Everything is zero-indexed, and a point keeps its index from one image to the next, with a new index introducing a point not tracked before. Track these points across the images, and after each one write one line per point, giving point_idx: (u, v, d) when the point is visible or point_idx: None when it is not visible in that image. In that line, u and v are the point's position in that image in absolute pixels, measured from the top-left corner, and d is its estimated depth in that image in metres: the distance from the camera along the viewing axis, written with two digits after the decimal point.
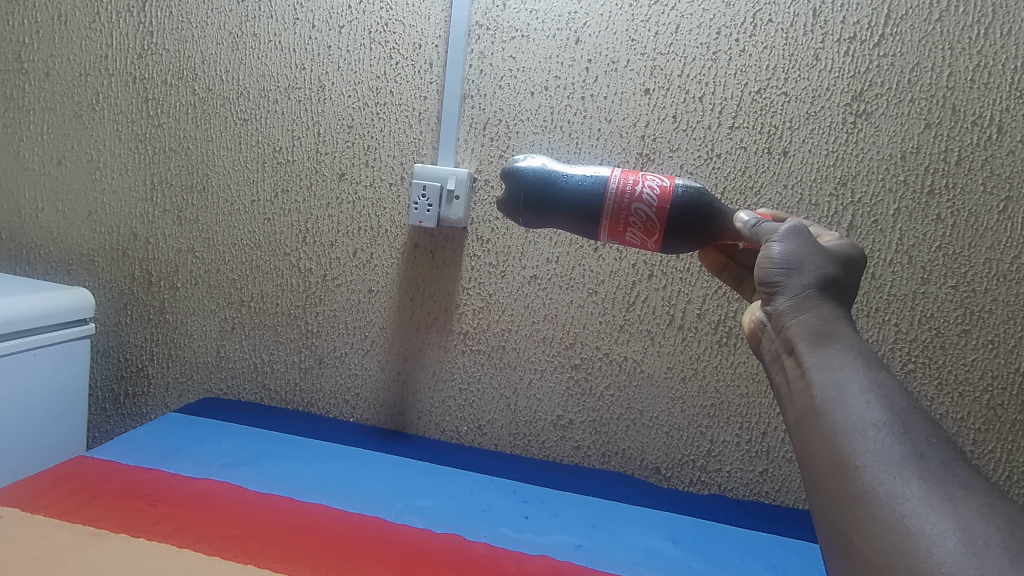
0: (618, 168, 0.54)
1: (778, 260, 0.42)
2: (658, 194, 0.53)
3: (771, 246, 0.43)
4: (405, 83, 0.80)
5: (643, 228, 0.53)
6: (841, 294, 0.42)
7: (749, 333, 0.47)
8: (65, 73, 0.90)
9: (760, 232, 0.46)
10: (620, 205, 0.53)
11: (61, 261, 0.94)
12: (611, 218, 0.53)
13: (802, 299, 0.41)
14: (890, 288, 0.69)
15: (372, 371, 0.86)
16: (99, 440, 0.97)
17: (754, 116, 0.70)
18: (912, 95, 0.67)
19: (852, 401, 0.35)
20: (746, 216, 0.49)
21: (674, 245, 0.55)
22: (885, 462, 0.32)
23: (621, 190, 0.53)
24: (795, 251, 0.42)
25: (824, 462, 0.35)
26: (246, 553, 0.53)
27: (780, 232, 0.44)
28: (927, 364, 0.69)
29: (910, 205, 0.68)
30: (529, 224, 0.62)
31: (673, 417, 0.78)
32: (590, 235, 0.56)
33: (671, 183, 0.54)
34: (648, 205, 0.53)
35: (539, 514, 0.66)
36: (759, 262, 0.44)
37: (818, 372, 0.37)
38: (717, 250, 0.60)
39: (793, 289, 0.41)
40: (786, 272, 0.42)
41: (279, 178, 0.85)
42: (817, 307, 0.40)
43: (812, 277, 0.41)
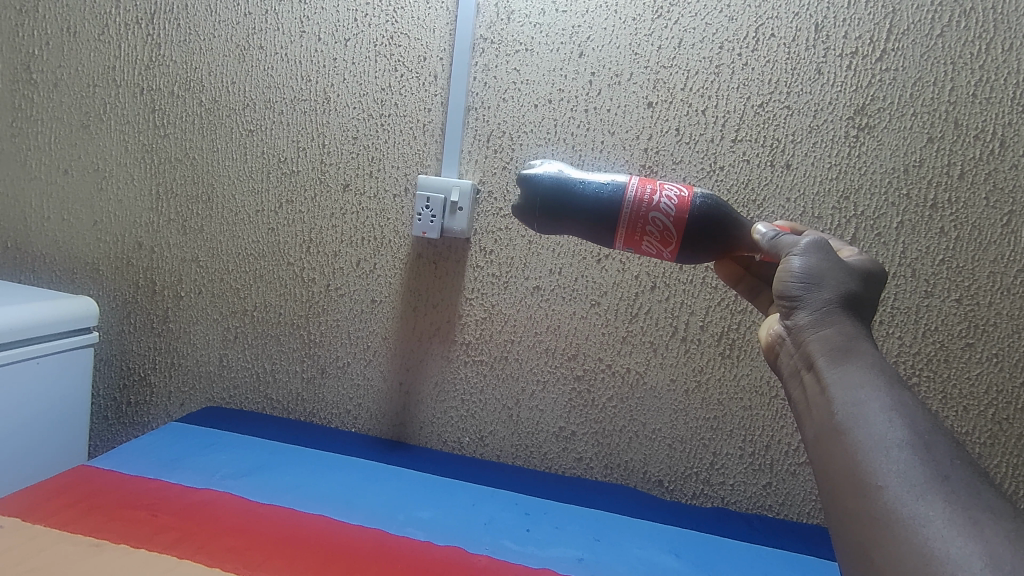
0: (636, 176, 0.54)
1: (798, 274, 0.42)
2: (676, 204, 0.53)
3: (791, 260, 0.43)
4: (410, 95, 0.80)
5: (659, 237, 0.54)
6: (861, 309, 0.41)
7: (767, 345, 0.47)
8: (73, 83, 0.91)
9: (779, 245, 0.46)
10: (637, 214, 0.53)
11: (66, 269, 0.94)
12: (627, 227, 0.53)
13: (823, 315, 0.40)
14: (893, 301, 0.69)
15: (374, 382, 0.86)
16: (100, 449, 0.97)
17: (756, 129, 0.71)
18: (915, 109, 0.67)
19: (873, 419, 0.35)
20: (762, 227, 0.50)
21: (691, 253, 0.56)
22: (907, 481, 0.32)
23: (640, 199, 0.53)
24: (815, 266, 0.42)
25: (845, 481, 0.35)
26: (248, 566, 0.53)
27: (801, 246, 0.44)
28: (932, 377, 0.69)
29: (913, 218, 0.68)
30: (543, 230, 0.62)
31: (677, 430, 0.77)
32: (604, 242, 0.56)
33: (689, 191, 0.54)
34: (665, 215, 0.53)
35: (541, 528, 0.66)
36: (779, 277, 0.44)
37: (839, 390, 0.37)
38: (732, 262, 0.60)
39: (814, 303, 0.41)
40: (807, 287, 0.42)
41: (284, 188, 0.86)
42: (837, 323, 0.40)
43: (832, 292, 0.41)
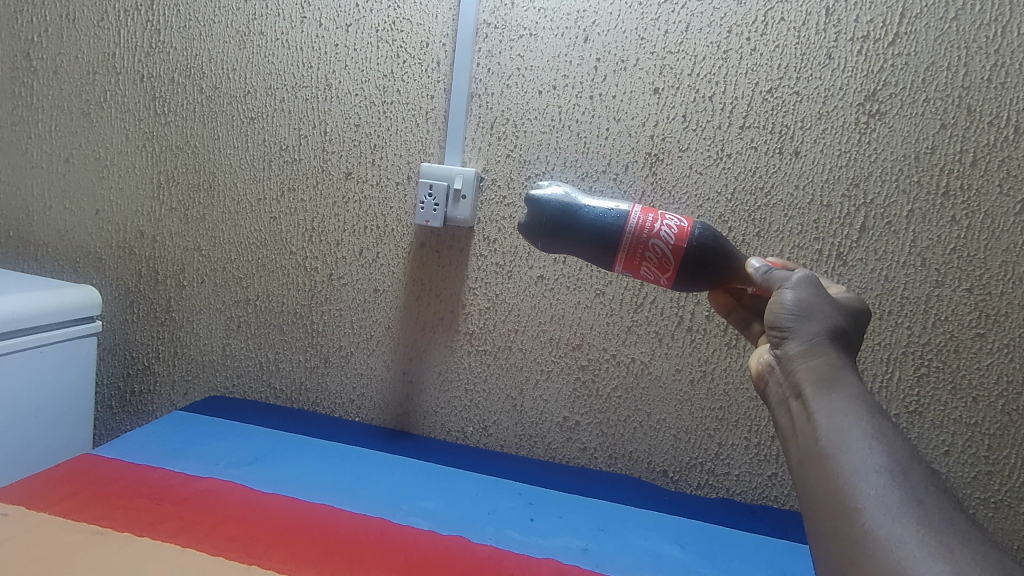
0: (639, 204, 0.54)
1: (790, 306, 0.44)
2: (676, 233, 0.52)
3: (783, 293, 0.45)
4: (412, 81, 0.79)
5: (657, 263, 0.53)
6: (847, 343, 0.43)
7: (758, 374, 0.48)
8: (74, 70, 0.90)
9: (771, 279, 0.47)
10: (636, 240, 0.53)
11: (68, 258, 0.94)
12: (626, 252, 0.53)
13: (812, 346, 0.42)
14: (903, 291, 0.68)
15: (377, 371, 0.86)
16: (105, 437, 0.97)
17: (765, 115, 0.70)
18: (928, 95, 0.66)
19: (855, 445, 0.37)
20: (756, 261, 0.50)
21: (689, 283, 0.55)
22: (885, 505, 0.34)
23: (641, 226, 0.52)
24: (807, 299, 0.44)
25: (826, 501, 0.36)
26: (251, 554, 0.53)
27: (794, 280, 0.45)
28: (941, 368, 0.68)
29: (924, 206, 0.67)
30: (546, 248, 0.61)
31: (682, 420, 0.77)
32: (604, 264, 0.56)
33: (690, 222, 0.54)
34: (664, 243, 0.52)
35: (544, 517, 0.66)
36: (772, 308, 0.45)
37: (825, 417, 0.39)
38: (727, 292, 0.61)
39: (804, 334, 0.43)
40: (798, 319, 0.43)
41: (286, 176, 0.85)
42: (826, 354, 0.42)
43: (821, 325, 0.43)
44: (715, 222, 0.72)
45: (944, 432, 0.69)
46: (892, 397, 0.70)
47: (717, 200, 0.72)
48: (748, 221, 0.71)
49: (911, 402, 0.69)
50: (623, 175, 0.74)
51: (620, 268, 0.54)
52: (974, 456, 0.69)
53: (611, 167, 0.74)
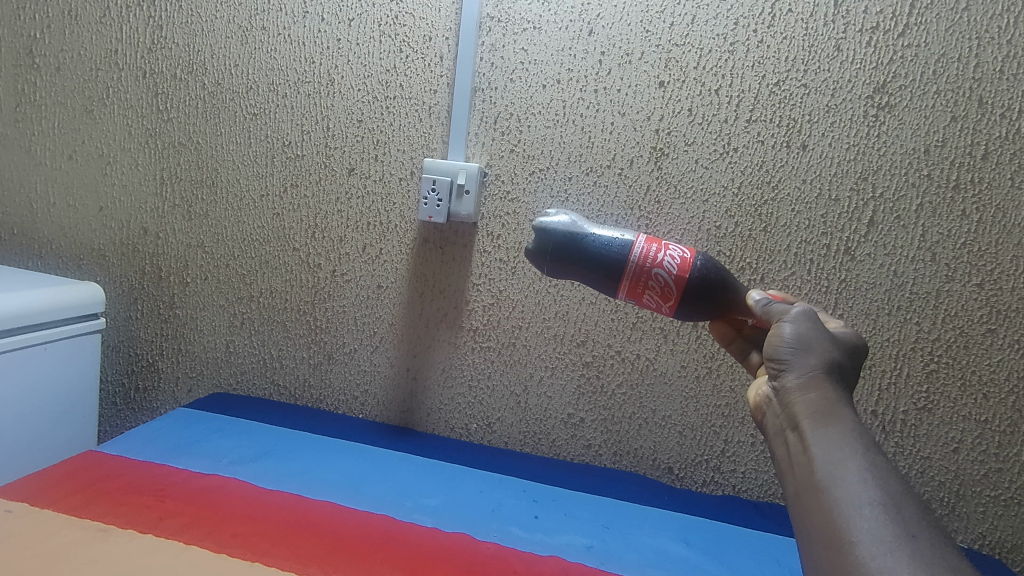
0: (643, 234, 0.54)
1: (787, 338, 0.44)
2: (679, 263, 0.52)
3: (782, 327, 0.45)
4: (415, 76, 0.79)
5: (660, 291, 0.52)
6: (846, 379, 0.43)
7: (757, 407, 0.48)
8: (76, 67, 0.90)
9: (771, 312, 0.48)
10: (640, 268, 0.52)
11: (72, 256, 0.94)
12: (630, 279, 0.53)
13: (809, 378, 0.42)
14: (912, 286, 0.67)
15: (381, 368, 0.85)
16: (109, 434, 0.97)
17: (772, 109, 0.69)
18: (938, 87, 0.65)
19: (849, 478, 0.36)
20: (757, 295, 0.51)
21: (689, 313, 0.54)
22: (877, 537, 0.33)
23: (643, 255, 0.52)
24: (805, 333, 0.44)
25: (820, 534, 0.36)
26: (255, 551, 0.52)
27: (792, 314, 0.46)
28: (951, 364, 0.68)
29: (934, 200, 0.66)
30: (553, 273, 0.60)
31: (687, 417, 0.76)
32: (607, 291, 0.55)
33: (692, 253, 0.54)
34: (668, 272, 0.52)
35: (549, 514, 0.65)
36: (770, 340, 0.46)
37: (821, 449, 0.39)
38: (727, 323, 0.58)
39: (801, 367, 0.43)
40: (796, 352, 0.43)
41: (289, 172, 0.85)
42: (823, 387, 0.41)
43: (819, 358, 0.43)
44: (721, 217, 0.71)
45: (953, 429, 0.68)
46: (900, 394, 0.69)
47: (723, 194, 0.71)
48: (754, 216, 0.70)
49: (919, 399, 0.69)
50: (628, 170, 0.73)
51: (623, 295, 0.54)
52: (984, 453, 0.68)
53: (616, 162, 0.74)
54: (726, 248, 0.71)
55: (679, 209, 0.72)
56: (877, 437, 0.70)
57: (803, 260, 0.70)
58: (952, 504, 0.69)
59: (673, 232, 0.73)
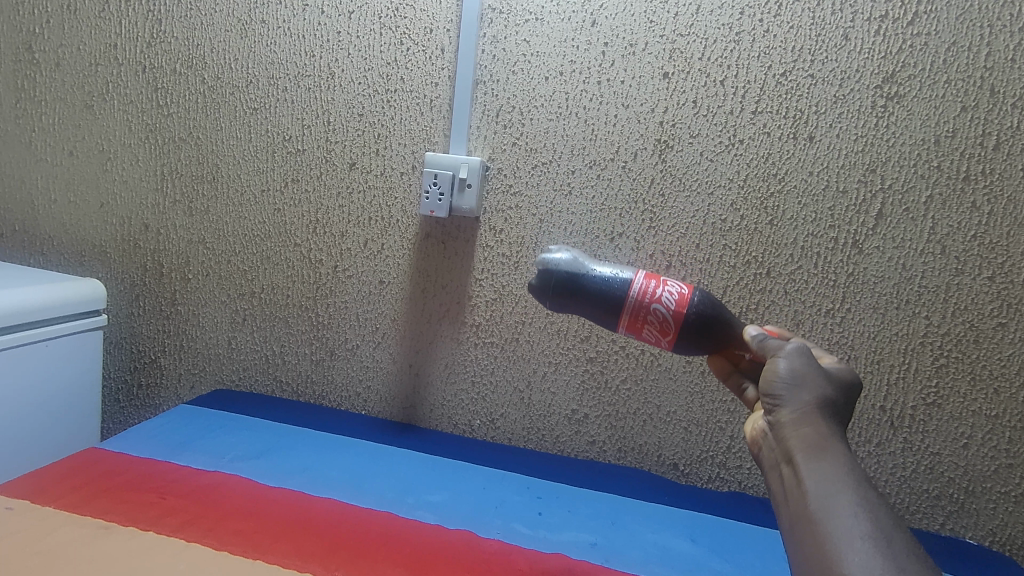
0: (641, 270, 0.54)
1: (782, 374, 0.44)
2: (677, 299, 0.52)
3: (776, 362, 0.45)
4: (416, 69, 0.78)
5: (659, 326, 0.52)
6: (839, 415, 0.43)
7: (753, 439, 0.48)
8: (75, 62, 0.89)
9: (767, 347, 0.47)
10: (639, 303, 0.52)
11: (74, 253, 0.93)
12: (630, 313, 0.52)
13: (803, 413, 0.42)
14: (921, 279, 0.66)
15: (383, 364, 0.85)
16: (112, 431, 0.97)
17: (778, 100, 0.68)
18: (948, 76, 0.64)
19: (842, 511, 0.37)
20: (755, 329, 0.50)
21: (688, 348, 0.54)
22: (868, 569, 0.33)
23: (642, 291, 0.52)
24: (799, 368, 0.44)
25: (812, 566, 0.36)
26: (256, 549, 0.52)
27: (786, 349, 0.46)
28: (960, 358, 0.67)
29: (944, 191, 0.65)
30: (556, 309, 0.60)
31: (692, 413, 0.75)
32: (606, 323, 0.55)
33: (689, 288, 0.54)
34: (666, 307, 0.51)
35: (553, 511, 0.65)
36: (766, 376, 0.46)
37: (814, 483, 0.39)
38: (725, 356, 0.58)
39: (794, 403, 0.43)
40: (790, 387, 0.43)
41: (290, 167, 0.84)
42: (817, 423, 0.42)
43: (813, 394, 0.43)
44: (727, 210, 0.70)
45: (963, 425, 0.67)
46: (909, 389, 0.68)
47: (729, 187, 0.70)
48: (761, 209, 0.69)
49: (928, 394, 0.68)
50: (632, 163, 0.72)
51: (623, 330, 0.53)
52: (994, 449, 0.67)
53: (620, 155, 0.73)
54: (732, 242, 0.71)
55: (684, 202, 0.71)
56: (885, 433, 0.69)
57: (810, 254, 0.69)
58: (961, 500, 0.68)
59: (678, 226, 0.72)
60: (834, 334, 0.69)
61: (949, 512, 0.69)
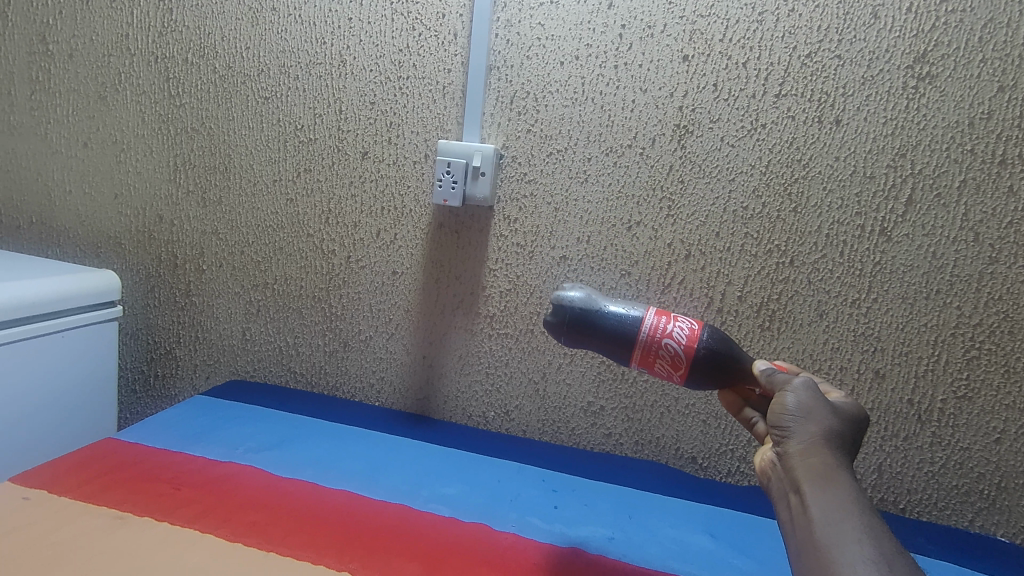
0: (653, 308, 0.55)
1: (790, 407, 0.44)
2: (688, 335, 0.53)
3: (785, 395, 0.45)
4: (428, 55, 0.77)
5: (671, 361, 0.53)
6: (846, 448, 0.43)
7: (758, 469, 0.47)
8: (88, 53, 0.89)
9: (775, 382, 0.48)
10: (650, 339, 0.53)
11: (89, 244, 0.94)
12: (642, 348, 0.53)
13: (810, 445, 0.42)
14: (952, 268, 0.64)
15: (397, 355, 0.84)
16: (130, 421, 0.97)
17: (803, 82, 0.65)
18: (984, 55, 0.61)
19: (848, 542, 0.37)
20: (762, 363, 0.51)
21: (704, 383, 0.54)
22: None
23: (654, 329, 0.53)
24: (807, 401, 0.44)
25: None
26: (271, 540, 0.52)
27: (795, 383, 0.46)
28: (993, 350, 0.64)
29: (978, 176, 0.62)
30: (570, 343, 0.60)
31: (711, 405, 0.74)
32: (620, 359, 0.55)
33: (700, 324, 0.55)
34: (677, 342, 0.53)
35: (568, 505, 0.64)
36: (774, 408, 0.46)
37: (821, 513, 0.39)
38: (736, 392, 0.56)
39: (802, 434, 0.43)
40: (798, 420, 0.44)
41: (302, 157, 0.83)
42: (824, 454, 0.42)
43: (820, 427, 0.43)
44: (748, 197, 0.68)
45: (995, 419, 0.65)
46: (938, 381, 0.66)
47: (751, 173, 0.68)
48: (784, 196, 0.67)
49: (959, 386, 0.65)
50: (650, 149, 0.70)
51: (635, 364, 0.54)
52: None
53: (637, 141, 0.71)
54: (753, 230, 0.68)
55: (704, 189, 0.69)
56: (912, 427, 0.67)
57: (836, 242, 0.66)
58: (993, 496, 0.66)
59: (697, 213, 0.70)
60: (860, 325, 0.67)
61: (979, 509, 0.67)
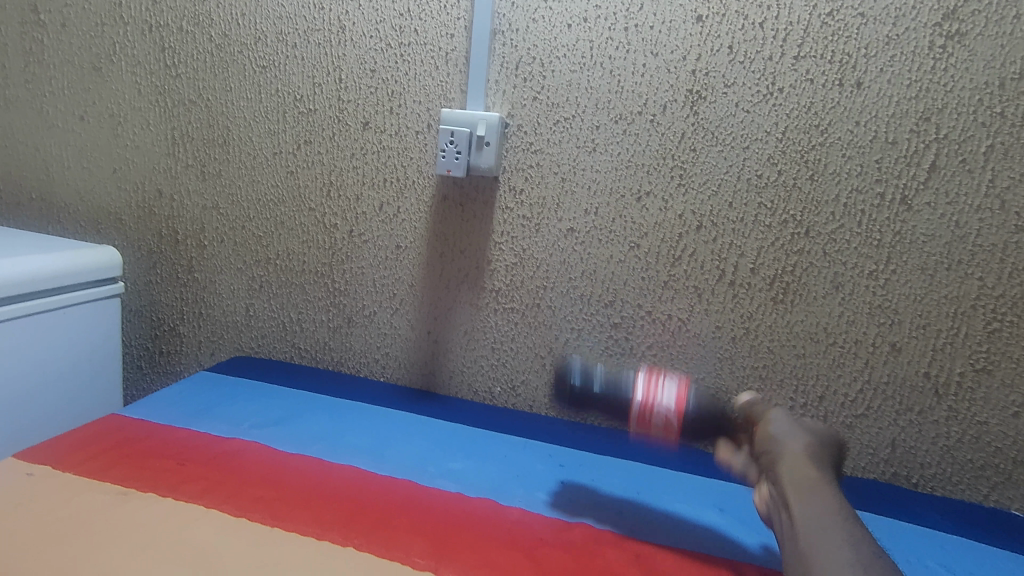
0: (644, 374, 0.64)
1: (775, 435, 0.51)
2: (675, 403, 0.61)
3: (769, 428, 0.53)
4: (431, 20, 0.74)
5: (664, 424, 0.60)
6: (826, 472, 0.48)
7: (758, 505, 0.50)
8: (82, 22, 0.86)
9: (758, 417, 0.56)
10: (644, 404, 0.61)
11: (90, 220, 0.92)
12: (638, 410, 0.61)
13: (795, 463, 0.48)
14: (976, 237, 0.61)
15: (401, 330, 0.83)
16: (136, 398, 0.97)
17: (823, 42, 0.62)
18: (1018, 11, 0.58)
19: (829, 536, 0.40)
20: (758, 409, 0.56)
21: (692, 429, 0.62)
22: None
23: (645, 402, 0.61)
24: (786, 429, 0.52)
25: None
26: (274, 515, 0.51)
27: (771, 416, 0.55)
28: (1016, 323, 0.62)
29: (1006, 140, 0.59)
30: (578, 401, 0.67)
31: (722, 380, 0.71)
32: (622, 415, 0.63)
33: (685, 388, 0.63)
34: (666, 409, 0.60)
35: (577, 480, 0.63)
36: (762, 439, 0.52)
37: (804, 514, 0.43)
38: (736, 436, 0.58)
39: (788, 456, 0.49)
40: (784, 445, 0.50)
41: (302, 128, 0.81)
42: (807, 469, 0.47)
43: (802, 449, 0.49)
44: (763, 164, 0.66)
45: (1016, 392, 0.63)
46: (957, 354, 0.64)
47: (766, 140, 0.65)
48: (800, 163, 0.65)
49: (979, 359, 0.64)
50: (661, 116, 0.68)
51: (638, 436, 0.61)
52: None
53: (648, 108, 0.68)
54: (768, 199, 0.66)
55: (717, 157, 0.67)
56: (927, 400, 0.66)
57: (854, 211, 0.64)
58: (1009, 471, 0.65)
59: (709, 182, 0.67)
60: (876, 297, 0.65)
61: (995, 483, 0.65)
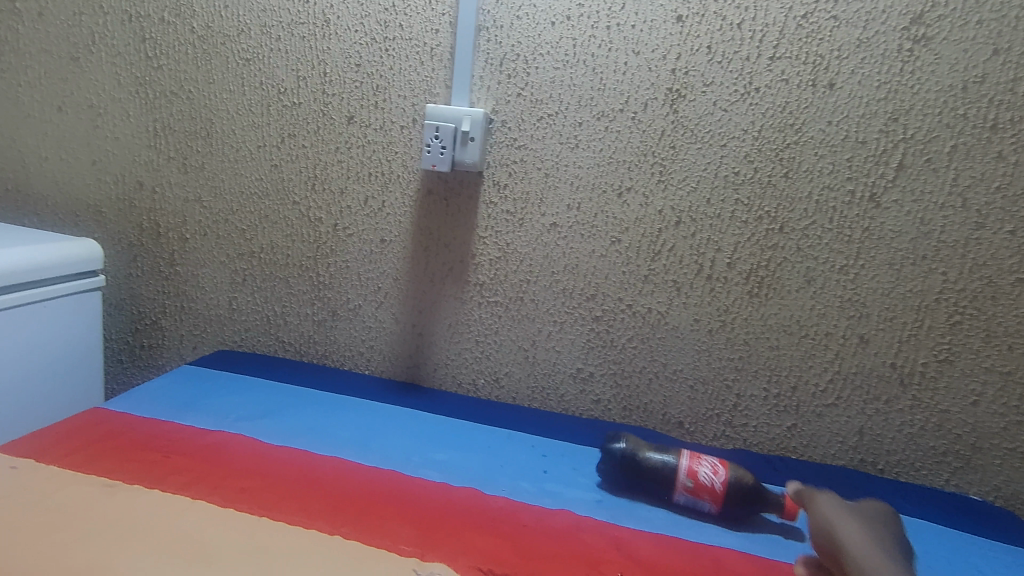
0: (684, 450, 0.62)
1: (825, 521, 0.51)
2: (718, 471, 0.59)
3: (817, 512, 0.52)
4: (416, 15, 0.74)
5: (709, 485, 0.58)
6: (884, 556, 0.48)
7: None
8: (59, 11, 0.85)
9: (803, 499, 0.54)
10: (689, 471, 0.59)
11: (68, 213, 0.91)
12: (683, 476, 0.59)
13: (855, 552, 0.47)
14: (940, 234, 0.64)
15: (386, 324, 0.84)
16: (116, 392, 0.96)
17: (798, 44, 0.64)
18: (981, 17, 0.60)
19: None
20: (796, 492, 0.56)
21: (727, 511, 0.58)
22: None
23: (689, 470, 0.59)
24: (835, 512, 0.51)
25: None
26: (262, 505, 0.52)
27: (817, 498, 0.54)
28: (976, 315, 0.65)
29: (969, 140, 0.62)
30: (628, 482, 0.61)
31: (699, 370, 0.74)
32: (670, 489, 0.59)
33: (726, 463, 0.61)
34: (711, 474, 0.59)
35: (559, 469, 0.65)
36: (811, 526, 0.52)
37: None
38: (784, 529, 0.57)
39: (843, 544, 0.48)
40: (837, 531, 0.49)
41: (286, 122, 0.81)
42: (869, 558, 0.46)
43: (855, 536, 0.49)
44: (740, 162, 0.68)
45: (975, 381, 0.66)
46: (921, 345, 0.67)
47: (743, 138, 0.67)
48: (775, 161, 0.67)
49: (941, 350, 0.67)
50: (642, 113, 0.69)
51: (682, 490, 0.58)
52: (1006, 405, 0.66)
53: (629, 105, 0.70)
54: (744, 196, 0.68)
55: (696, 154, 0.69)
56: (894, 390, 0.69)
57: (825, 208, 0.66)
58: (968, 457, 0.68)
59: (688, 179, 0.69)
60: (846, 291, 0.68)
61: (955, 468, 0.69)
